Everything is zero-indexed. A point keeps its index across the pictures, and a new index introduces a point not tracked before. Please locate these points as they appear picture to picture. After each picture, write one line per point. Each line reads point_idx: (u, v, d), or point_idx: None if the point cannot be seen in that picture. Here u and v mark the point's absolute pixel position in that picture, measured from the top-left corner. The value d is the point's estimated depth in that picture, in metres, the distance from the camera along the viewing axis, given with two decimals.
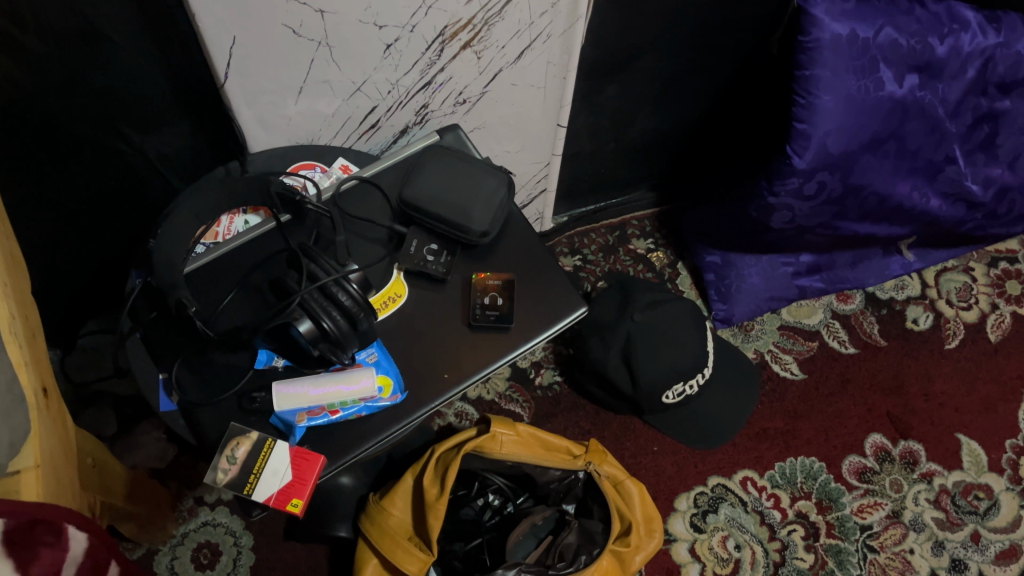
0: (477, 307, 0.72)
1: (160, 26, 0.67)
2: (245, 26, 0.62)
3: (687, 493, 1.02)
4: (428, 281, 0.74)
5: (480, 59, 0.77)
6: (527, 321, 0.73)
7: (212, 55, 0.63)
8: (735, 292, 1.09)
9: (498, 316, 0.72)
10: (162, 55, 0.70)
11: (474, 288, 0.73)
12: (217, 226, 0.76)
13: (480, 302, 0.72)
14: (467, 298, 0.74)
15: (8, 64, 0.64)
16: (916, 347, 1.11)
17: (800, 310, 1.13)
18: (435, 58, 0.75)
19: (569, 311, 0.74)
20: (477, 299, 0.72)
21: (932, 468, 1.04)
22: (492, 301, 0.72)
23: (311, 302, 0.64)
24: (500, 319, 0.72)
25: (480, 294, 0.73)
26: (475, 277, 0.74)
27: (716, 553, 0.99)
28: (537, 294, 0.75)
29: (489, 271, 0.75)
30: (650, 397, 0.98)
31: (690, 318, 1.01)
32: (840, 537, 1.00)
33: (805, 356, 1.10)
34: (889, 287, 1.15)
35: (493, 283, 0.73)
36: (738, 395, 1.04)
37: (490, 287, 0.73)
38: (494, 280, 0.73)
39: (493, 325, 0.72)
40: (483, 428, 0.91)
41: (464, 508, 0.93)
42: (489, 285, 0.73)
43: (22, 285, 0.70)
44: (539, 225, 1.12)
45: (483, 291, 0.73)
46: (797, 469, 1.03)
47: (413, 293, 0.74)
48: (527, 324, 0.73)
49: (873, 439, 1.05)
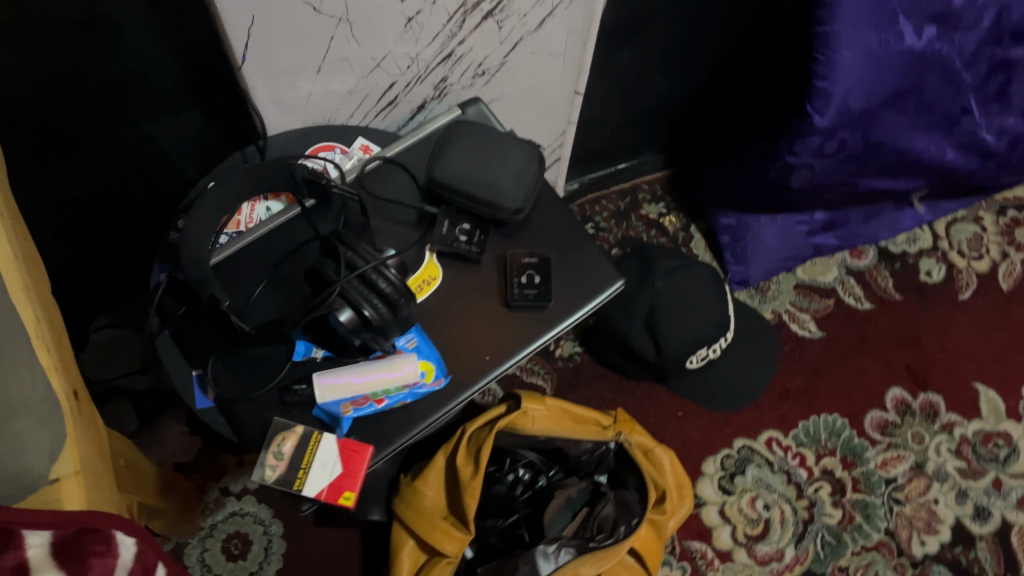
0: (515, 286, 0.70)
1: (171, 8, 0.63)
2: (264, 5, 0.59)
3: (713, 456, 1.02)
4: (461, 262, 0.73)
5: (501, 28, 0.74)
6: (564, 299, 0.72)
7: (229, 35, 0.60)
8: (751, 253, 1.08)
9: (536, 294, 0.70)
10: (171, 37, 0.67)
11: (509, 268, 0.72)
12: (238, 214, 0.73)
13: (517, 281, 0.71)
14: (502, 278, 0.72)
15: (15, 55, 0.61)
16: (931, 301, 1.12)
17: (815, 268, 1.13)
18: (456, 29, 0.72)
19: (605, 286, 0.72)
20: (514, 278, 0.71)
21: (951, 419, 1.05)
22: (529, 279, 0.71)
23: (349, 291, 0.62)
24: (539, 298, 0.70)
25: (517, 272, 0.71)
26: (509, 256, 0.73)
27: (746, 514, 0.99)
28: (571, 270, 0.74)
29: (522, 248, 0.74)
30: (675, 364, 0.98)
31: (711, 282, 1.00)
32: (865, 492, 1.01)
33: (822, 315, 1.10)
34: (901, 241, 1.15)
35: (528, 261, 0.72)
36: (759, 356, 1.04)
37: (525, 265, 0.71)
38: (529, 258, 0.72)
39: (531, 304, 0.71)
40: (512, 404, 0.91)
41: (495, 484, 0.93)
42: (525, 264, 0.72)
43: (43, 286, 0.67)
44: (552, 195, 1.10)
45: (519, 270, 0.71)
46: (820, 426, 1.04)
47: (447, 275, 0.72)
48: (564, 302, 0.72)
49: (893, 393, 1.06)
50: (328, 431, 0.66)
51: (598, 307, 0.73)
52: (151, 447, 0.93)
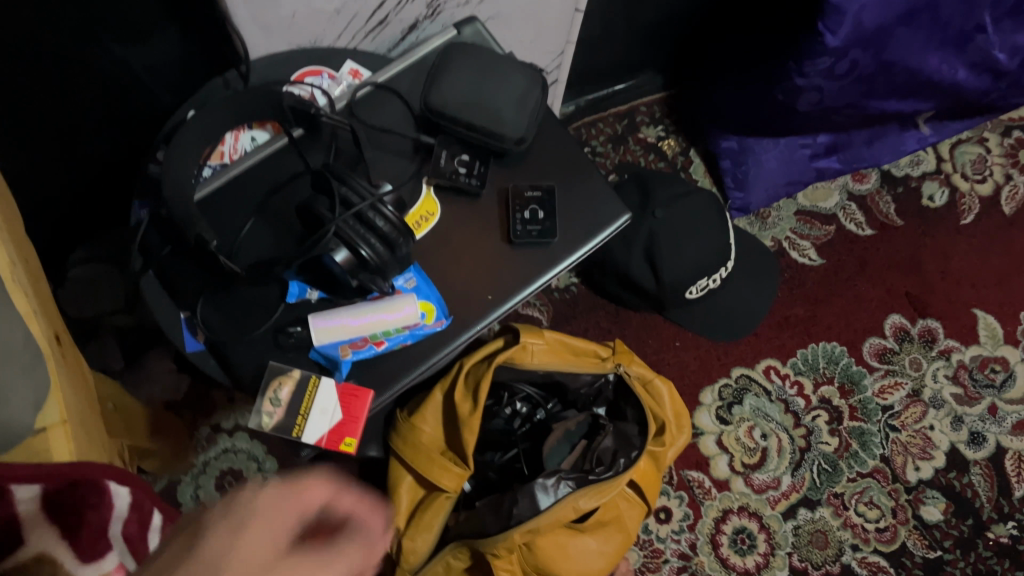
0: (518, 221, 0.67)
1: None
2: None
3: (711, 386, 1.01)
4: (460, 195, 0.69)
5: None
6: (568, 234, 0.69)
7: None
8: (752, 178, 1.05)
9: (542, 229, 0.67)
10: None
11: (509, 202, 0.68)
12: (222, 144, 0.69)
13: (519, 216, 0.67)
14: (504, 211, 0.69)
15: None
16: (933, 226, 1.09)
17: (816, 193, 1.10)
18: None
19: (612, 220, 0.69)
20: (516, 212, 0.67)
21: (949, 345, 1.04)
22: (532, 213, 0.67)
23: (345, 229, 0.59)
24: (544, 233, 0.67)
25: (518, 206, 0.67)
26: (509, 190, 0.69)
27: (743, 444, 0.99)
28: (574, 205, 0.70)
29: (524, 181, 0.70)
30: (674, 294, 0.97)
31: (712, 210, 0.97)
32: (862, 419, 1.01)
33: (823, 241, 1.08)
34: (904, 164, 1.12)
35: (529, 195, 0.68)
36: (759, 284, 1.02)
37: (527, 198, 0.68)
38: (530, 190, 0.68)
39: (535, 238, 0.67)
40: (510, 339, 0.88)
41: (494, 418, 0.91)
42: (526, 197, 0.68)
43: (16, 221, 0.63)
44: None
45: (522, 204, 0.68)
46: (819, 354, 1.03)
47: (446, 211, 0.69)
48: (568, 239, 0.69)
49: (892, 320, 1.05)
50: (326, 376, 0.64)
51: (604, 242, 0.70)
52: (140, 385, 0.90)
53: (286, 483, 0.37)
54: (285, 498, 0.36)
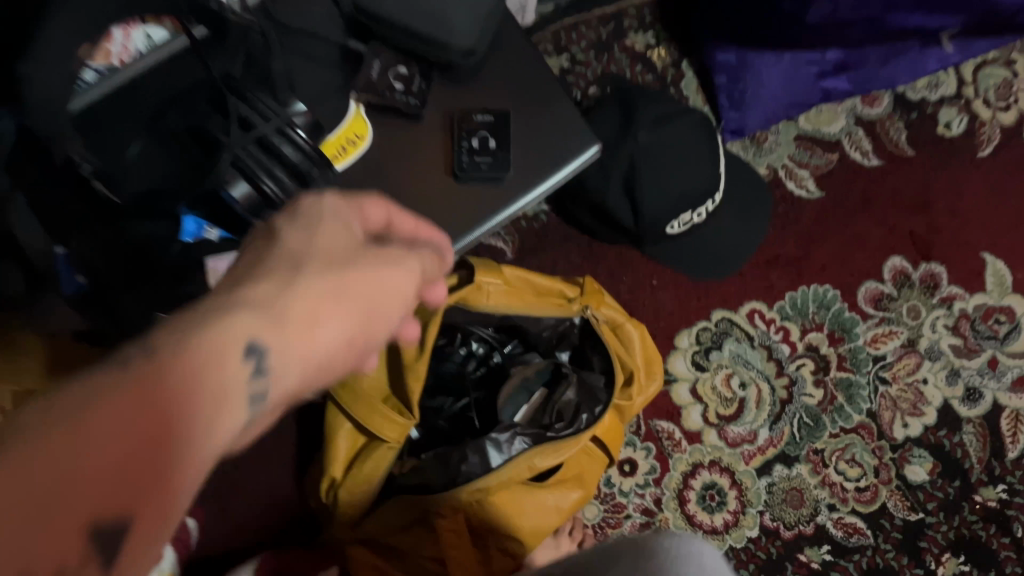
0: (467, 150, 0.58)
1: None
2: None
3: (688, 329, 0.92)
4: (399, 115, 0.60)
5: None
6: (525, 169, 0.60)
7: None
8: (750, 98, 0.93)
9: (495, 162, 0.59)
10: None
11: (458, 128, 0.59)
12: (107, 42, 0.56)
13: (468, 144, 0.58)
14: (451, 139, 0.59)
15: None
16: (946, 158, 0.98)
17: (820, 116, 0.98)
18: None
19: (576, 153, 0.60)
20: (464, 140, 0.58)
21: (952, 292, 0.95)
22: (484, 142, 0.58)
23: (246, 159, 0.52)
24: (497, 168, 0.58)
25: (467, 133, 0.59)
26: (458, 115, 0.60)
27: (719, 393, 0.91)
28: (534, 134, 0.61)
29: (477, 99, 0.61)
30: (654, 230, 0.86)
31: (701, 134, 0.86)
32: (851, 371, 0.93)
33: (823, 172, 0.97)
34: (921, 86, 1.00)
35: (480, 121, 0.59)
36: (749, 219, 0.92)
37: (477, 126, 0.59)
38: (482, 117, 0.59)
39: (488, 173, 0.59)
40: (465, 275, 0.79)
41: (444, 363, 0.84)
42: (478, 124, 0.59)
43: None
44: (521, 19, 0.92)
45: (472, 131, 0.59)
46: (809, 298, 0.94)
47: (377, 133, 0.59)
48: (523, 174, 0.60)
49: (892, 262, 0.95)
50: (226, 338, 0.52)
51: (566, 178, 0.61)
52: None
53: (345, 199, 0.40)
54: (344, 208, 0.40)
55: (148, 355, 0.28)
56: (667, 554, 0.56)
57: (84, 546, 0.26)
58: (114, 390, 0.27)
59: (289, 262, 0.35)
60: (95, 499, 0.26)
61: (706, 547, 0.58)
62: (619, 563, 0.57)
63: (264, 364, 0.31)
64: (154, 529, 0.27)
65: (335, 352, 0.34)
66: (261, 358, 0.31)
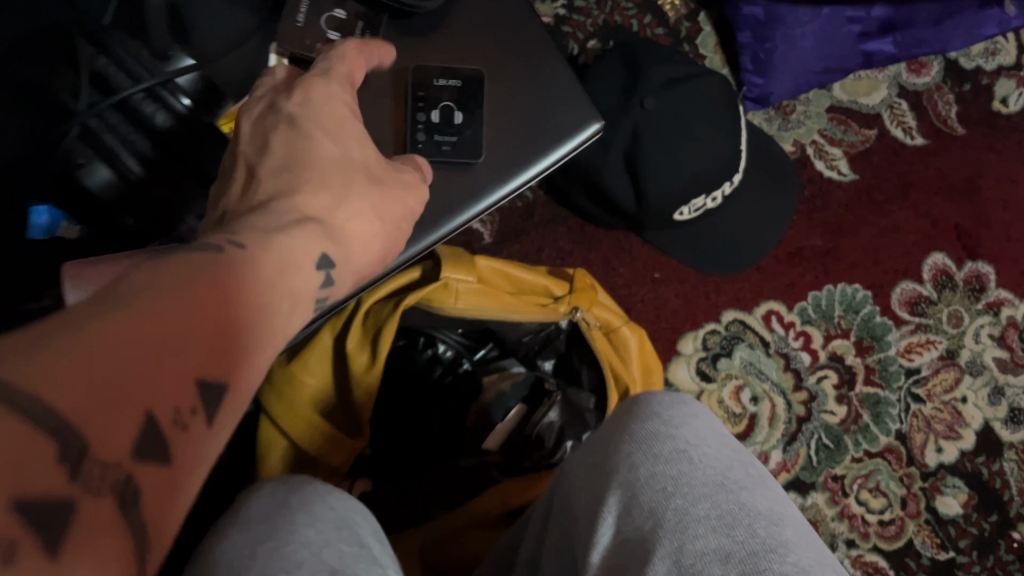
0: (428, 127, 0.44)
1: None
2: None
3: (694, 332, 0.79)
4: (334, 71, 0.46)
5: None
6: (505, 149, 0.46)
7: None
8: (777, 60, 0.78)
9: (464, 141, 0.45)
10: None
11: (417, 94, 0.45)
12: None
13: (428, 118, 0.45)
14: (406, 104, 0.45)
15: None
16: (1001, 140, 0.84)
17: (857, 85, 0.84)
18: None
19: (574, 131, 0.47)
20: (424, 113, 0.45)
21: (1000, 297, 0.82)
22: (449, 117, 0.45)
23: (102, 132, 0.41)
24: (467, 152, 0.45)
25: (429, 104, 0.45)
26: (418, 74, 0.46)
27: (726, 408, 0.79)
28: (523, 104, 0.47)
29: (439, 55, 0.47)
30: (659, 217, 0.72)
31: (721, 103, 0.72)
32: (880, 385, 0.80)
33: (858, 151, 0.83)
34: (976, 53, 0.86)
35: (446, 88, 0.46)
36: (771, 204, 0.78)
37: (442, 94, 0.45)
38: (449, 82, 0.46)
39: (456, 151, 0.45)
40: (430, 268, 0.65)
41: (402, 368, 0.68)
42: (443, 90, 0.45)
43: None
44: None
45: (434, 101, 0.45)
46: (835, 299, 0.81)
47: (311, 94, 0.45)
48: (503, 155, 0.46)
49: (933, 259, 0.82)
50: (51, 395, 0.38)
51: (558, 163, 0.48)
52: None
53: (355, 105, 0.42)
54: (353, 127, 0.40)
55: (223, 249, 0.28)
56: (650, 413, 0.41)
57: (175, 421, 0.23)
58: (196, 272, 0.26)
59: (337, 169, 0.37)
60: (195, 369, 0.24)
61: (698, 403, 0.43)
62: (563, 459, 0.44)
63: (330, 272, 0.33)
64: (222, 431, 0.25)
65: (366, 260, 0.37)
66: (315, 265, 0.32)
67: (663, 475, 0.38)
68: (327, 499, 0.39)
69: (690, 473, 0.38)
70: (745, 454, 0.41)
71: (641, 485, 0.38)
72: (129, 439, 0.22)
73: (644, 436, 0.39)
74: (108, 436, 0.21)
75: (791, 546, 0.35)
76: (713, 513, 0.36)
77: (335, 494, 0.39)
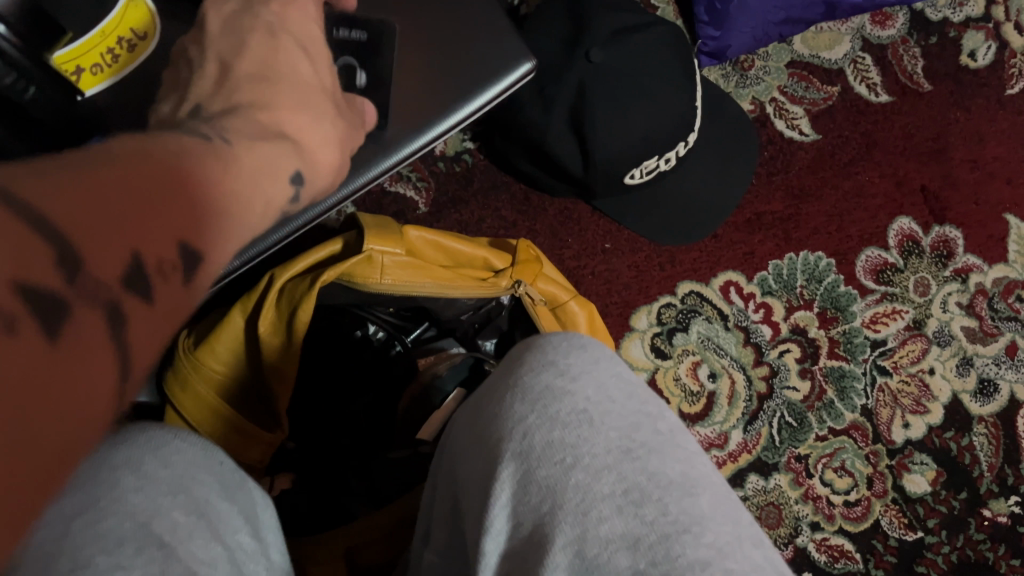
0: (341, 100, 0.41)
1: None
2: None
3: (648, 307, 0.74)
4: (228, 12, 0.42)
5: None
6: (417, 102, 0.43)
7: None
8: (734, 12, 0.72)
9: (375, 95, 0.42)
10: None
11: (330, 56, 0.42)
12: None
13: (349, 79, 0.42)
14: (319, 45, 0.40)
15: None
16: (969, 96, 0.80)
17: (818, 38, 0.79)
18: None
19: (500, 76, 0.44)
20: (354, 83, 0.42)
21: (968, 263, 0.78)
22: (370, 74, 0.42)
23: None
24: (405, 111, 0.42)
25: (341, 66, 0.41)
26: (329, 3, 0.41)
27: (683, 387, 0.73)
28: (437, 55, 0.44)
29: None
30: (608, 179, 0.67)
31: (675, 54, 0.66)
32: (845, 358, 0.75)
33: (820, 109, 0.78)
34: (942, 4, 0.80)
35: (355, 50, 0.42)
36: (729, 165, 0.73)
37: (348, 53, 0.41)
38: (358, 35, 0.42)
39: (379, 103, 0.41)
40: (351, 238, 0.58)
41: (327, 353, 0.62)
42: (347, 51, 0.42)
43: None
44: None
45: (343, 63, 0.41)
46: (797, 268, 0.76)
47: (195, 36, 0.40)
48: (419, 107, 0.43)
49: (899, 224, 0.77)
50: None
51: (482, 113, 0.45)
52: None
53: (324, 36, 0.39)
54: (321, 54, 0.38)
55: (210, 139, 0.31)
56: (546, 369, 0.38)
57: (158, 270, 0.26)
58: (173, 158, 0.28)
59: (314, 95, 0.36)
60: (177, 230, 0.27)
61: (600, 352, 0.40)
62: (456, 419, 0.40)
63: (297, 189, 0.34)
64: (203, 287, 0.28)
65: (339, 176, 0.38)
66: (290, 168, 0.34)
67: (562, 444, 0.35)
68: (164, 453, 0.35)
69: (591, 439, 0.36)
70: (651, 406, 0.39)
71: (537, 456, 0.35)
72: (119, 268, 0.24)
73: (538, 396, 0.36)
74: (105, 256, 0.24)
75: (704, 524, 0.34)
76: (619, 489, 0.34)
77: (171, 446, 0.35)
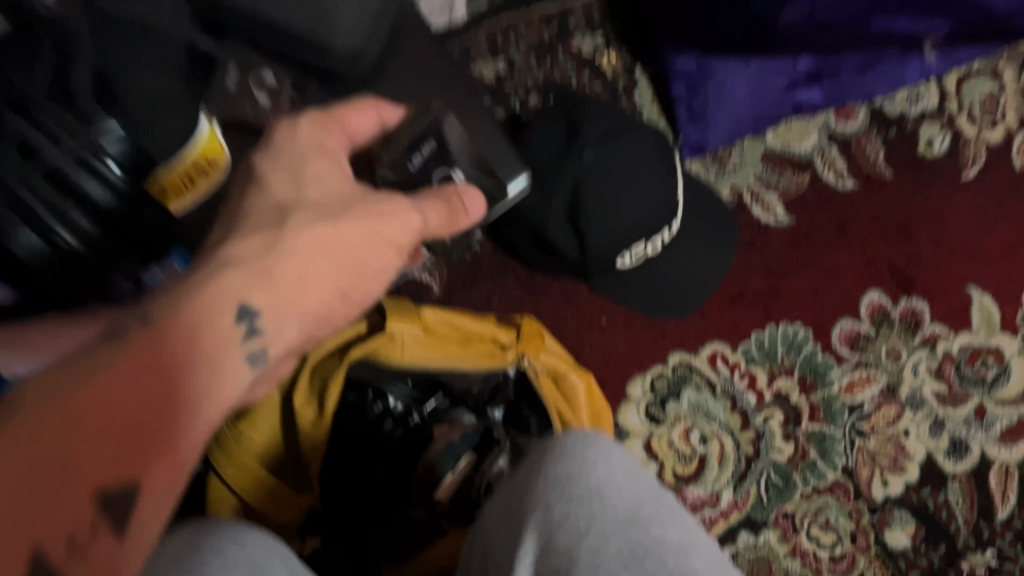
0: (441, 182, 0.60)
1: None
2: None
3: (642, 376, 0.81)
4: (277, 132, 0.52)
5: None
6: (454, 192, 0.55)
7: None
8: (712, 110, 0.82)
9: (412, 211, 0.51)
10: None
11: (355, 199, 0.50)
12: None
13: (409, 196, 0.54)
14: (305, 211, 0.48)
15: None
16: (928, 180, 0.88)
17: (789, 132, 0.88)
18: None
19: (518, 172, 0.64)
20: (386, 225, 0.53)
21: (935, 332, 0.85)
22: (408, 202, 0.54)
23: None
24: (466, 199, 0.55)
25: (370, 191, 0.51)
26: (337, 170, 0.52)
27: (676, 450, 0.80)
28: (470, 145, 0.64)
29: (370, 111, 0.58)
30: (602, 263, 0.74)
31: (658, 152, 0.75)
32: (824, 422, 0.82)
33: (793, 195, 0.86)
34: (900, 99, 0.90)
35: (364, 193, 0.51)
36: (711, 247, 0.81)
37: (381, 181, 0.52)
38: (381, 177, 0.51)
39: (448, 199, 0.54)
40: (376, 319, 0.66)
41: (353, 422, 0.68)
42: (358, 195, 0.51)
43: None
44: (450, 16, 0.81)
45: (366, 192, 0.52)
46: (777, 339, 0.83)
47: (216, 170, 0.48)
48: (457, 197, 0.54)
49: (870, 298, 0.85)
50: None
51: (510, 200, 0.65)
52: None
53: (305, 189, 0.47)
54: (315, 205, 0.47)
55: (200, 300, 0.42)
56: (565, 457, 0.47)
57: None
58: None
59: None
60: None
61: (609, 443, 0.49)
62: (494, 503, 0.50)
63: None
64: (172, 434, 0.39)
65: (333, 304, 0.48)
66: (252, 321, 0.44)
67: (577, 516, 0.44)
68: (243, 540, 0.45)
69: (600, 512, 0.45)
70: (652, 486, 0.47)
71: (557, 526, 0.44)
72: None
73: (558, 480, 0.46)
74: None
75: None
76: (624, 549, 0.43)
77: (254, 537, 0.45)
